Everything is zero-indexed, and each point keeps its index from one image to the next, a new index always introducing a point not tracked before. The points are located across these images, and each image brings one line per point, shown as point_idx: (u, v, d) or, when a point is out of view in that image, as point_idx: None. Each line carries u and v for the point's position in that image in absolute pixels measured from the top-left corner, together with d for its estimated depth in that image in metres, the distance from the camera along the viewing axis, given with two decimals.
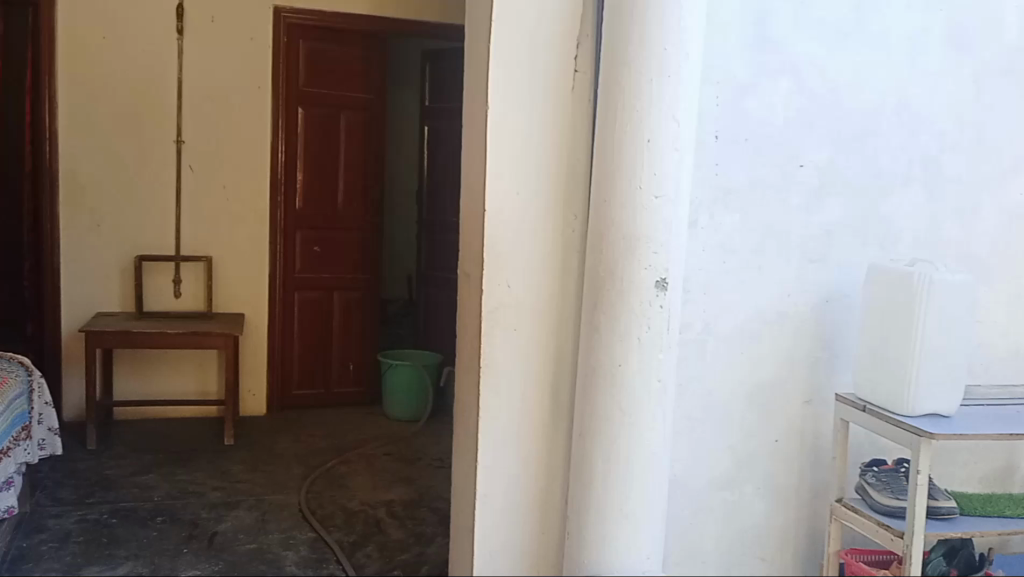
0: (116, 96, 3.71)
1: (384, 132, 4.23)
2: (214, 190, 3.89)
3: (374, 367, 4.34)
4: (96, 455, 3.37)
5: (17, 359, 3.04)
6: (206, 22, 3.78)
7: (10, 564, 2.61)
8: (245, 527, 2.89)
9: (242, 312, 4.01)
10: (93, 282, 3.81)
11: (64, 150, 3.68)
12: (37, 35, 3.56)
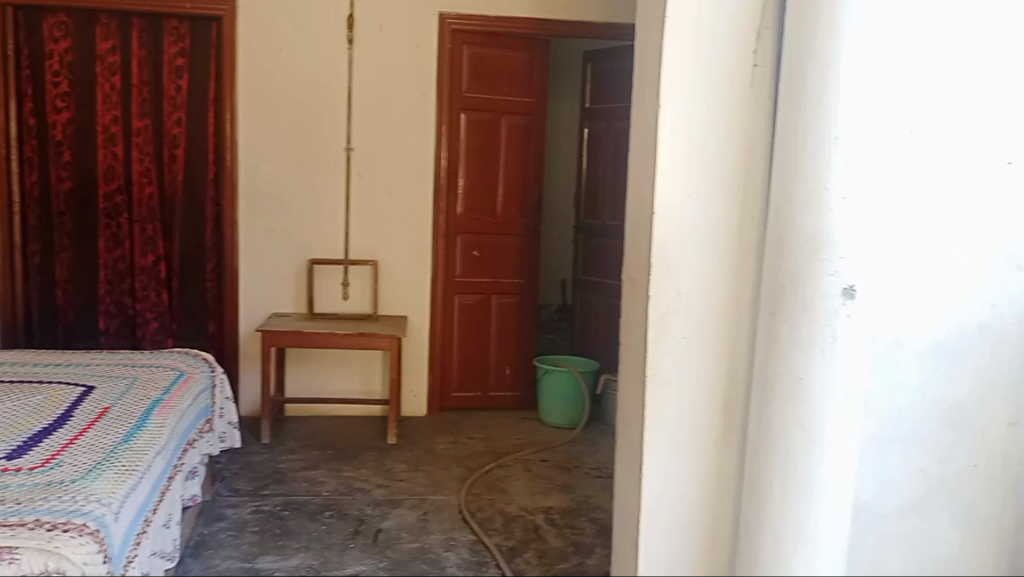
0: (291, 106, 3.87)
1: (544, 135, 4.20)
2: (381, 196, 4.00)
3: (531, 372, 4.34)
4: (269, 449, 3.52)
5: (202, 356, 3.22)
6: (374, 31, 3.88)
7: (193, 550, 2.75)
8: (408, 525, 2.94)
9: (405, 314, 4.11)
10: (268, 285, 3.98)
11: (244, 158, 3.87)
12: (221, 49, 3.79)
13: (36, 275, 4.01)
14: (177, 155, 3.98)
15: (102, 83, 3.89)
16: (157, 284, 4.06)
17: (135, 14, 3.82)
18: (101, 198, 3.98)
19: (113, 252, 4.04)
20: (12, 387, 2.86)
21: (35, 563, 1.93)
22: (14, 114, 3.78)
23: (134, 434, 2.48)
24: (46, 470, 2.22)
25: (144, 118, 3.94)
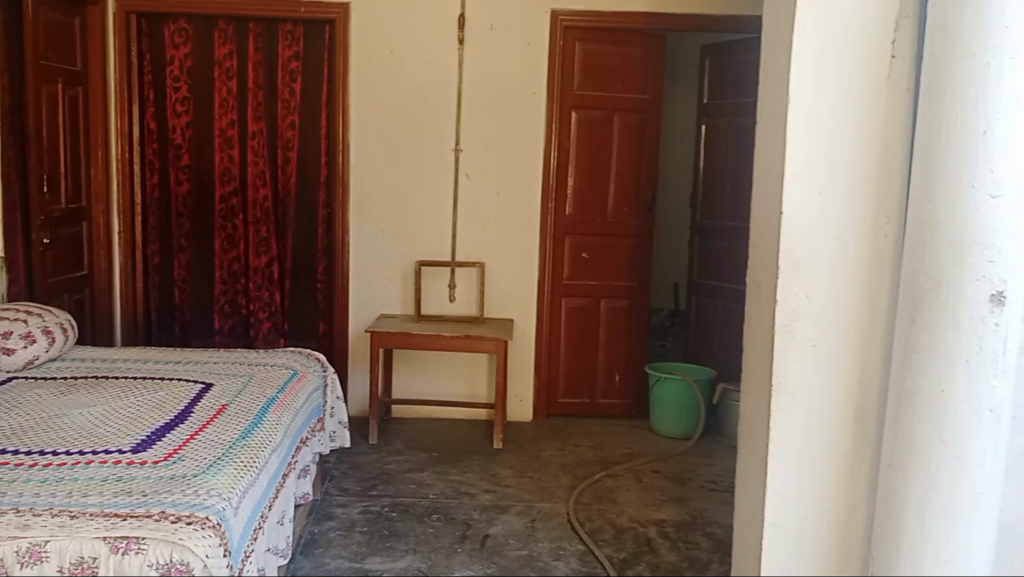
0: (402, 108, 3.91)
1: (659, 132, 4.07)
2: (489, 197, 3.99)
3: (641, 379, 4.23)
4: (377, 449, 3.53)
5: (313, 356, 3.26)
6: (485, 30, 3.87)
7: (304, 547, 2.77)
8: (516, 532, 2.89)
9: (512, 317, 4.08)
10: (377, 285, 4.02)
11: (355, 161, 3.93)
12: (334, 51, 3.87)
13: (155, 273, 4.14)
14: (291, 157, 4.03)
15: (220, 87, 3.99)
16: (270, 284, 4.14)
17: (251, 18, 3.92)
18: (217, 199, 4.08)
19: (228, 253, 4.12)
20: (137, 382, 2.95)
21: (161, 554, 1.96)
22: (136, 119, 3.94)
23: (252, 431, 2.57)
24: (170, 464, 2.33)
25: (259, 121, 4.01)
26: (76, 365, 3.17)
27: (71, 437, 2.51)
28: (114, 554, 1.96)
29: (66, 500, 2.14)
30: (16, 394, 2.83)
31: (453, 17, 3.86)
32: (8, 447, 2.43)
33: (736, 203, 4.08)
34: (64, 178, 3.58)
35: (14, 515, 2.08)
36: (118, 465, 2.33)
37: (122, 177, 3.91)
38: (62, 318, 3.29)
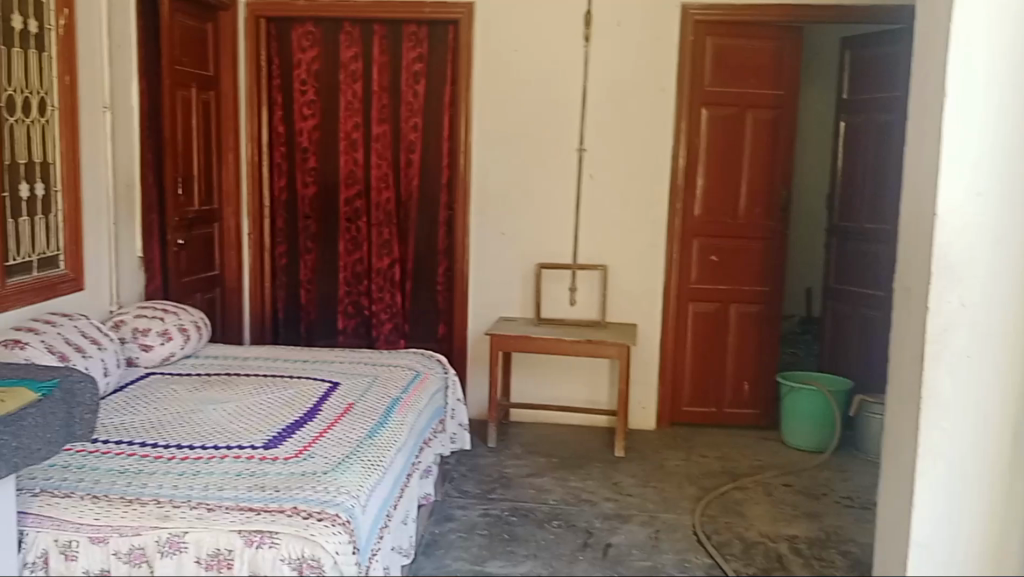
0: (524, 109, 3.93)
1: (794, 129, 3.92)
2: (613, 198, 3.95)
3: (771, 389, 4.08)
4: (496, 453, 3.50)
5: (435, 357, 3.29)
6: (612, 26, 3.84)
7: (426, 548, 2.79)
8: (639, 542, 2.81)
9: (635, 322, 4.02)
10: (500, 287, 4.07)
11: (477, 162, 3.99)
12: (456, 53, 3.93)
13: (282, 275, 4.27)
14: (413, 159, 4.07)
15: (346, 90, 4.05)
16: (391, 286, 4.19)
17: (377, 20, 3.96)
18: (342, 202, 4.15)
19: (353, 254, 4.19)
20: (268, 379, 3.07)
21: (293, 549, 2.16)
22: (265, 122, 4.08)
23: (378, 431, 2.72)
24: (301, 461, 2.50)
25: (384, 123, 4.06)
26: (208, 363, 3.26)
27: (206, 431, 2.69)
28: (248, 547, 2.18)
29: (203, 493, 2.33)
30: (156, 388, 2.97)
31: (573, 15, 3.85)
32: (148, 440, 2.63)
33: (877, 203, 3.88)
34: (198, 179, 3.76)
35: (155, 506, 2.29)
36: (251, 460, 2.52)
37: (253, 181, 4.08)
38: (196, 317, 3.38)
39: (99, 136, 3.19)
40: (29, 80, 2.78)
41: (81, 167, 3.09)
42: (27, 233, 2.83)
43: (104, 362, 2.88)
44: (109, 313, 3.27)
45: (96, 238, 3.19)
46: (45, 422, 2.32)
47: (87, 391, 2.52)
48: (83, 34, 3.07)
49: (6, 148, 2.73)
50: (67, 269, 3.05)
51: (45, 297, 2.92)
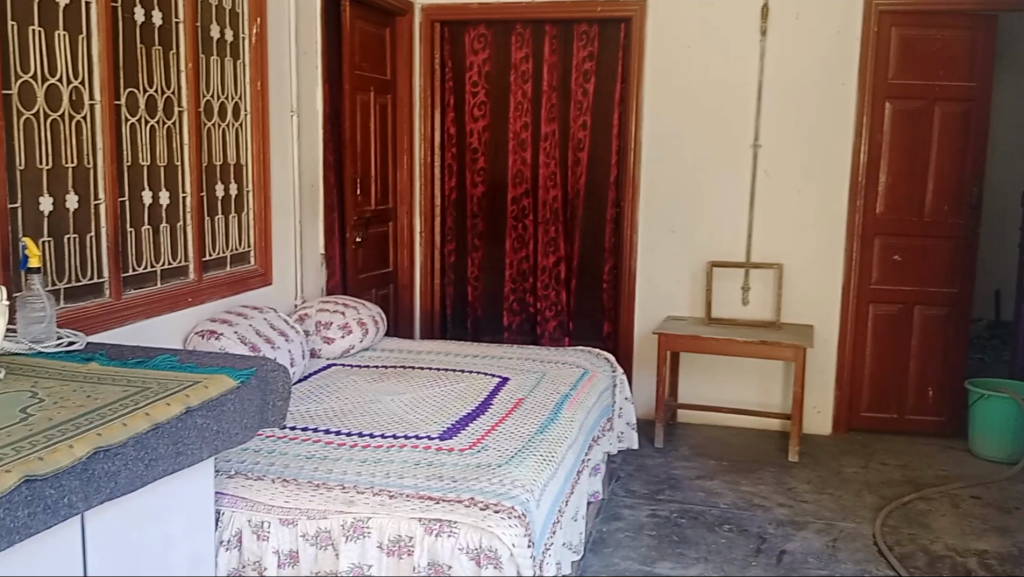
0: (695, 105, 3.91)
1: (989, 122, 3.71)
2: (789, 195, 3.88)
3: (959, 395, 3.90)
4: (664, 454, 3.48)
5: (605, 357, 3.33)
6: (790, 19, 3.77)
7: (593, 545, 2.81)
8: (816, 550, 2.73)
9: (810, 323, 3.93)
10: (669, 288, 4.06)
11: (646, 161, 4.00)
12: (628, 49, 3.96)
13: (451, 272, 4.42)
14: (581, 157, 4.12)
15: (517, 90, 4.16)
16: (557, 283, 4.27)
17: (548, 21, 4.05)
18: (510, 201, 4.26)
19: (518, 252, 4.30)
20: (440, 372, 3.19)
21: (471, 539, 2.30)
22: (436, 123, 4.24)
23: (549, 425, 2.81)
24: (476, 453, 2.65)
25: (552, 123, 4.14)
26: (385, 357, 3.39)
27: (385, 421, 2.87)
28: (429, 535, 2.34)
29: (385, 480, 2.53)
30: (339, 378, 3.14)
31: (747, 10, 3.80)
32: (332, 427, 2.84)
33: None
34: (375, 181, 3.99)
35: (341, 491, 2.51)
36: (427, 450, 2.69)
37: (425, 180, 4.25)
38: (374, 312, 3.51)
39: (286, 137, 3.43)
40: (225, 86, 3.08)
41: (270, 166, 3.35)
42: (220, 230, 3.14)
43: (290, 352, 3.04)
44: (295, 306, 3.50)
45: (283, 236, 3.46)
46: (242, 408, 2.50)
47: (280, 378, 2.70)
48: (274, 43, 3.32)
49: (204, 151, 3.03)
50: (257, 264, 3.32)
51: (235, 292, 3.18)
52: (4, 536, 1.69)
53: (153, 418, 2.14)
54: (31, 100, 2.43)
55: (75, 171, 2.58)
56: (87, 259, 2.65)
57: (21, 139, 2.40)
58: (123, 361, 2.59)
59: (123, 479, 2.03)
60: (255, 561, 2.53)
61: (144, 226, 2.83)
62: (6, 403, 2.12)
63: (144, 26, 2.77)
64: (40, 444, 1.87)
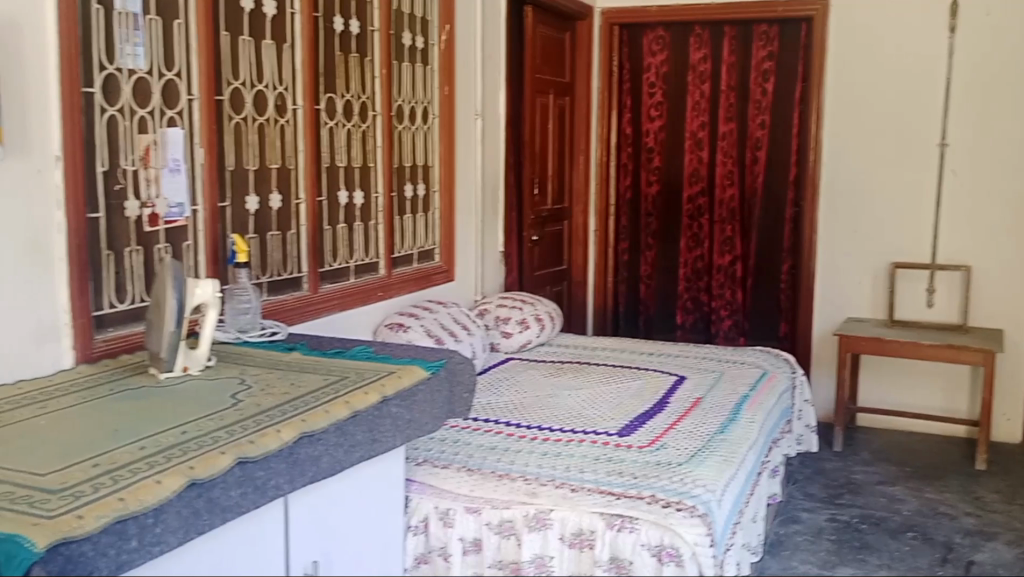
0: (874, 100, 4.33)
1: None
2: (979, 197, 4.18)
3: None
4: (843, 458, 3.50)
5: (785, 359, 3.39)
6: (980, 15, 4.09)
7: (771, 548, 2.80)
8: (1007, 562, 2.63)
9: (1001, 328, 4.18)
10: (852, 287, 4.46)
11: (827, 160, 4.45)
12: (811, 48, 4.44)
13: (624, 270, 5.06)
14: (758, 156, 4.64)
15: (695, 90, 4.74)
16: (733, 284, 4.79)
17: (727, 22, 4.61)
18: (685, 199, 4.85)
19: (693, 251, 4.88)
20: (618, 369, 3.31)
21: (653, 536, 2.34)
22: (613, 124, 4.91)
23: (729, 427, 2.83)
24: (655, 451, 2.69)
25: (730, 122, 4.69)
26: (560, 352, 3.52)
27: (564, 415, 2.96)
28: (610, 530, 2.39)
29: (566, 474, 2.59)
30: (516, 372, 3.29)
31: (929, 14, 4.19)
32: (512, 420, 2.94)
33: None
34: (551, 184, 4.51)
35: (524, 483, 2.58)
36: (606, 446, 2.74)
37: (600, 180, 4.91)
38: (550, 309, 3.65)
39: (471, 139, 3.78)
40: (414, 91, 3.41)
41: (455, 168, 3.67)
42: (409, 230, 3.46)
43: (472, 346, 3.22)
44: (474, 302, 3.83)
45: (465, 234, 3.77)
46: (431, 398, 2.61)
47: (466, 370, 2.82)
48: (461, 46, 3.65)
49: (396, 151, 3.37)
50: (441, 262, 3.64)
51: (422, 287, 3.50)
52: (219, 514, 1.79)
53: (353, 407, 2.25)
54: (241, 105, 2.77)
55: (278, 173, 2.92)
56: (288, 254, 2.96)
57: (232, 138, 2.75)
58: (322, 351, 2.75)
59: (325, 464, 2.14)
60: (440, 546, 2.62)
61: (340, 225, 3.14)
62: (218, 389, 2.29)
63: (343, 34, 3.09)
64: (251, 429, 1.98)
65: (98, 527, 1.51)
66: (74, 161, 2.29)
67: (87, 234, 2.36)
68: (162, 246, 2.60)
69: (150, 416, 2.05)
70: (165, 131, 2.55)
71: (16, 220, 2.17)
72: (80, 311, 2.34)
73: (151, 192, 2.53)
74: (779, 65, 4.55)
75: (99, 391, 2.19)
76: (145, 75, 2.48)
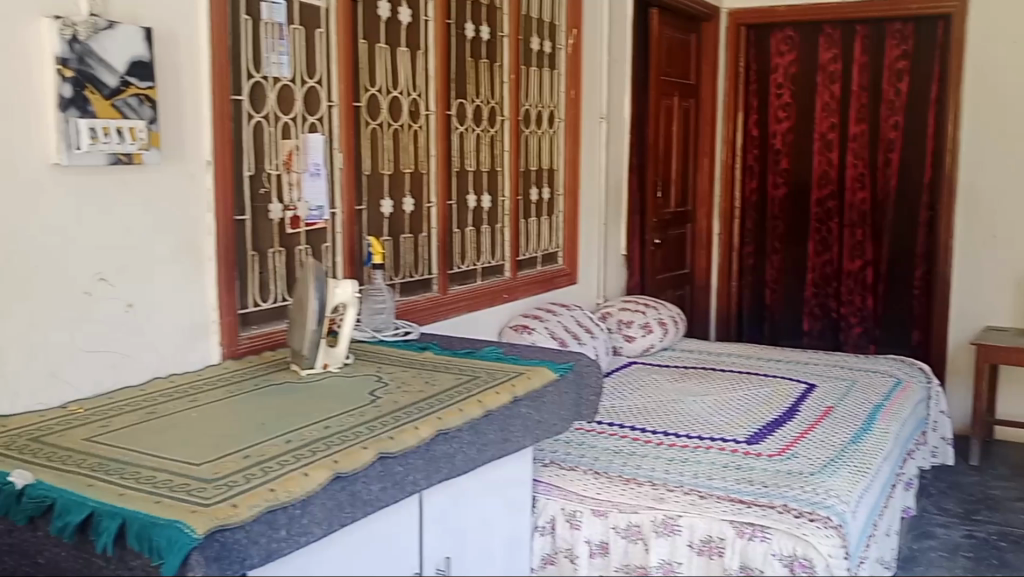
0: (1013, 100, 4.22)
1: None
2: None
3: None
4: (979, 472, 3.41)
5: (920, 369, 3.33)
6: None
7: (904, 562, 2.73)
8: None
9: None
10: (991, 297, 4.37)
11: (963, 165, 4.36)
12: (948, 47, 4.38)
13: (749, 274, 5.12)
14: (891, 158, 4.64)
15: (824, 91, 4.75)
16: (863, 289, 4.81)
17: (860, 22, 4.59)
18: (814, 202, 4.87)
19: (821, 256, 4.89)
20: (744, 376, 3.29)
21: (785, 546, 2.32)
22: (740, 125, 4.95)
23: (862, 437, 2.78)
24: (785, 460, 2.65)
25: (861, 124, 4.69)
26: (685, 357, 3.54)
27: (690, 421, 2.95)
28: (741, 538, 2.38)
29: (694, 481, 2.56)
30: (639, 376, 3.30)
31: None
32: (638, 425, 2.94)
33: None
34: (674, 187, 4.57)
35: (651, 488, 2.57)
36: (735, 453, 2.72)
37: (725, 182, 4.97)
38: (674, 312, 3.67)
39: (597, 142, 3.81)
40: (541, 95, 3.45)
41: (580, 169, 3.71)
42: (534, 232, 3.52)
43: (595, 348, 3.25)
44: (597, 305, 3.87)
45: (590, 237, 3.81)
46: (559, 400, 2.62)
47: (593, 373, 2.83)
48: (588, 49, 3.68)
49: (523, 154, 3.42)
50: (564, 264, 3.68)
51: (545, 290, 3.54)
52: (361, 507, 1.82)
53: (485, 406, 2.29)
54: (378, 112, 2.85)
55: (411, 177, 2.99)
56: (420, 256, 3.04)
57: (369, 143, 2.84)
58: (454, 351, 2.80)
59: (460, 461, 2.16)
60: (567, 548, 2.66)
61: (468, 227, 3.21)
62: (358, 386, 2.36)
63: (474, 40, 3.16)
64: (390, 426, 2.03)
65: (251, 516, 1.54)
66: (223, 165, 2.39)
67: (235, 236, 2.47)
68: (303, 247, 2.69)
69: (295, 410, 2.11)
70: (307, 137, 2.64)
71: (168, 222, 2.27)
72: (227, 310, 2.45)
73: (293, 196, 2.63)
74: (914, 65, 4.52)
75: (245, 385, 2.27)
76: (288, 83, 2.58)
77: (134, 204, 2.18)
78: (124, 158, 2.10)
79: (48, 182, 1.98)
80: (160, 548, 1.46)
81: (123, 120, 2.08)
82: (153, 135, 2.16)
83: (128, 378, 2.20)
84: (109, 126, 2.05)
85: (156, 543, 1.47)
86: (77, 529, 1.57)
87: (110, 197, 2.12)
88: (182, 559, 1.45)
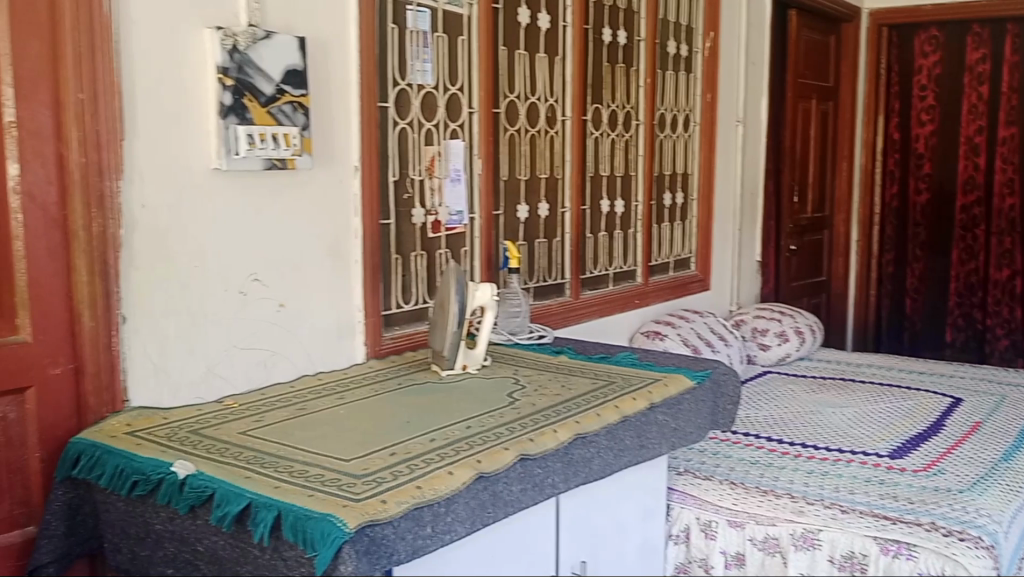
0: None
1: None
2: None
3: None
4: None
5: None
6: None
7: None
8: None
9: None
10: None
11: None
12: None
13: (887, 282, 5.16)
14: None
15: (971, 93, 4.78)
16: (1011, 300, 4.83)
17: (1011, 21, 4.57)
18: (959, 208, 4.90)
19: (966, 265, 4.94)
20: (884, 388, 3.21)
21: (932, 564, 2.25)
22: (880, 128, 4.91)
23: (1013, 455, 2.68)
24: (931, 476, 2.57)
25: (1010, 128, 4.69)
26: (822, 367, 3.50)
27: (829, 433, 2.89)
28: (885, 555, 2.32)
29: (836, 494, 2.51)
30: (772, 387, 3.26)
31: None
32: (774, 436, 2.91)
33: None
34: (812, 192, 4.51)
35: (789, 500, 2.54)
36: (877, 468, 2.65)
37: (863, 184, 4.85)
38: (810, 321, 3.62)
39: (732, 146, 3.78)
40: (678, 99, 3.44)
41: (716, 174, 3.69)
42: (666, 238, 3.51)
43: (729, 356, 3.22)
44: (730, 312, 3.86)
45: (723, 244, 3.79)
46: (695, 408, 2.58)
47: (730, 382, 2.80)
48: (726, 52, 3.66)
49: (659, 159, 3.43)
50: (697, 270, 3.66)
51: (677, 295, 3.52)
52: (502, 508, 1.81)
53: (623, 411, 2.26)
54: (516, 117, 2.88)
55: (547, 181, 3.02)
56: (553, 262, 3.06)
57: (507, 148, 2.87)
58: (588, 356, 2.81)
59: (596, 465, 2.14)
60: (702, 558, 2.62)
61: (601, 233, 3.22)
62: (497, 387, 2.36)
63: (612, 45, 3.16)
64: (533, 427, 2.03)
65: (399, 512, 1.54)
66: (370, 170, 2.44)
67: (380, 239, 2.52)
68: (444, 251, 2.74)
69: (439, 410, 2.13)
70: (448, 144, 2.69)
71: (315, 223, 2.32)
72: (372, 310, 2.50)
73: (435, 201, 2.68)
74: None
75: (390, 384, 2.32)
76: (431, 90, 2.63)
77: (285, 206, 2.24)
78: (278, 163, 2.15)
79: (206, 184, 2.05)
80: (312, 539, 1.45)
81: (279, 127, 2.14)
82: (305, 140, 2.21)
83: (278, 374, 2.27)
84: (266, 133, 2.11)
85: (309, 534, 1.46)
86: (235, 519, 1.56)
87: (263, 199, 2.19)
88: (333, 552, 1.43)
